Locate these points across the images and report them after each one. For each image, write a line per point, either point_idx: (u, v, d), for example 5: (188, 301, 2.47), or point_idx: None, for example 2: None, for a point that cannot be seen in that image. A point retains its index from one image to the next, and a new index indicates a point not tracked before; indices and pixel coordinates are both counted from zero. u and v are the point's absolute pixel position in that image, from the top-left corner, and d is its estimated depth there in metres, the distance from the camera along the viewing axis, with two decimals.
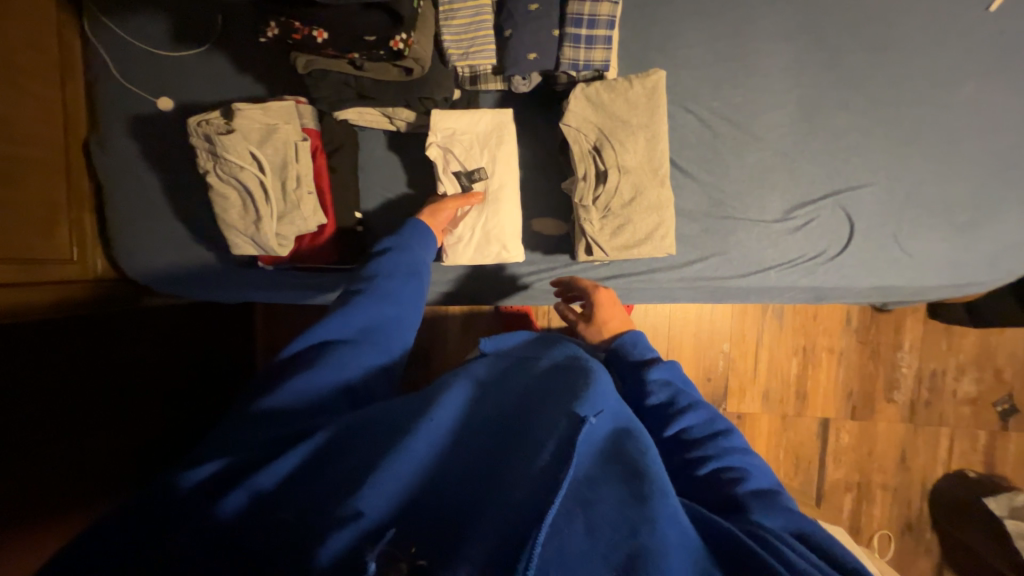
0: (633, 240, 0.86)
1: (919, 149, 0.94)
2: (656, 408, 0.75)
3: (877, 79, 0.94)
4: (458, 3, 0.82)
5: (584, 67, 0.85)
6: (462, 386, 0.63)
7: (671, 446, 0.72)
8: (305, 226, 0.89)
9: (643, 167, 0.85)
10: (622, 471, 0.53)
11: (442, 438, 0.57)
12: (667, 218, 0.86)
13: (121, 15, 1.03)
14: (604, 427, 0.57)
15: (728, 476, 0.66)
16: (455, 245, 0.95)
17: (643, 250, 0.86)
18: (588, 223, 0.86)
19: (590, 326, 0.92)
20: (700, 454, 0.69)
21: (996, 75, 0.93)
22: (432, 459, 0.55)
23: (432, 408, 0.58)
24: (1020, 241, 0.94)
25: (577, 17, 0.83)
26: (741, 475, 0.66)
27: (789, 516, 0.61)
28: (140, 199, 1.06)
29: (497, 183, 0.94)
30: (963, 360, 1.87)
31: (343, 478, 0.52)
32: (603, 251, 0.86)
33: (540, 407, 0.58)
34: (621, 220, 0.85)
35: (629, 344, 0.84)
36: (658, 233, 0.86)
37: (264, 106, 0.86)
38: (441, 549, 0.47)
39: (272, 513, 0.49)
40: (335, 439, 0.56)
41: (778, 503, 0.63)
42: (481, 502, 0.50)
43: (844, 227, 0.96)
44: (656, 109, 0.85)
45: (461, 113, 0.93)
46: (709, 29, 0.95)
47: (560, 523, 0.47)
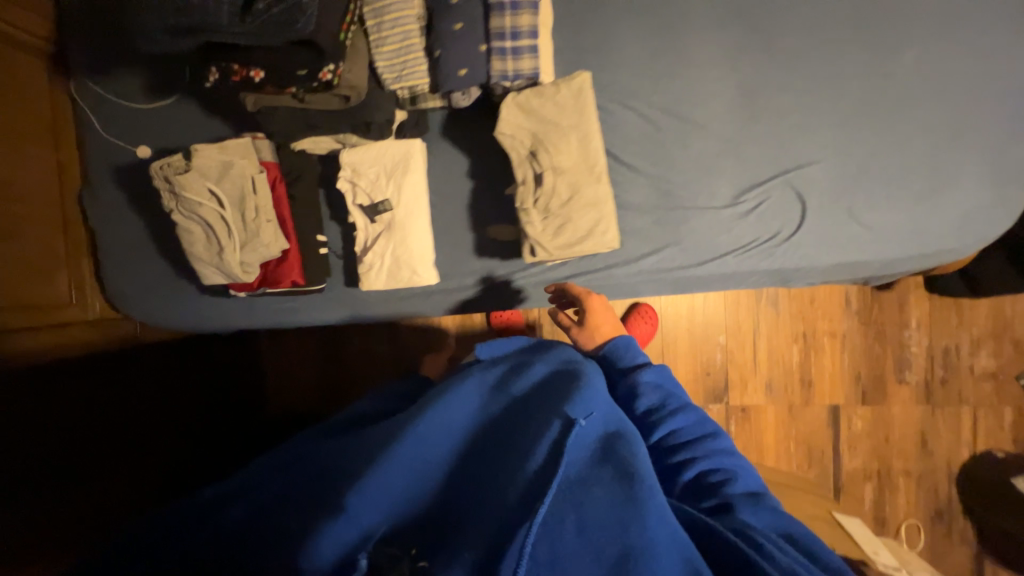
0: (575, 238, 0.88)
1: (867, 120, 0.93)
2: (643, 414, 0.75)
3: (817, 54, 0.94)
4: (387, 30, 0.86)
5: (514, 76, 0.89)
6: (464, 394, 0.68)
7: (656, 451, 0.73)
8: (266, 252, 0.94)
9: (578, 168, 0.87)
10: (613, 472, 0.55)
11: (437, 448, 0.62)
12: (607, 213, 0.88)
13: (103, 76, 1.13)
14: (596, 434, 0.60)
15: (714, 478, 0.67)
16: (368, 274, 1.00)
17: (586, 248, 0.88)
18: (530, 225, 0.88)
19: (582, 332, 0.91)
20: (688, 456, 0.70)
21: (939, 37, 0.90)
22: (425, 465, 0.59)
23: (427, 415, 0.63)
24: (984, 204, 0.91)
25: (500, 31, 0.86)
26: (727, 476, 0.67)
27: (778, 517, 0.62)
28: (131, 241, 1.15)
29: (403, 211, 0.98)
30: (978, 334, 1.78)
31: (339, 485, 0.55)
32: (547, 251, 0.88)
33: (531, 416, 0.63)
34: (561, 220, 0.88)
35: (622, 348, 0.84)
36: (598, 230, 0.88)
37: (221, 144, 0.93)
38: (439, 550, 0.52)
39: (270, 513, 0.53)
40: (336, 456, 0.61)
41: (767, 503, 0.64)
42: (474, 508, 0.55)
43: (795, 207, 0.94)
44: (586, 109, 0.87)
45: (369, 146, 0.96)
46: (641, 27, 0.98)
47: (552, 523, 0.50)
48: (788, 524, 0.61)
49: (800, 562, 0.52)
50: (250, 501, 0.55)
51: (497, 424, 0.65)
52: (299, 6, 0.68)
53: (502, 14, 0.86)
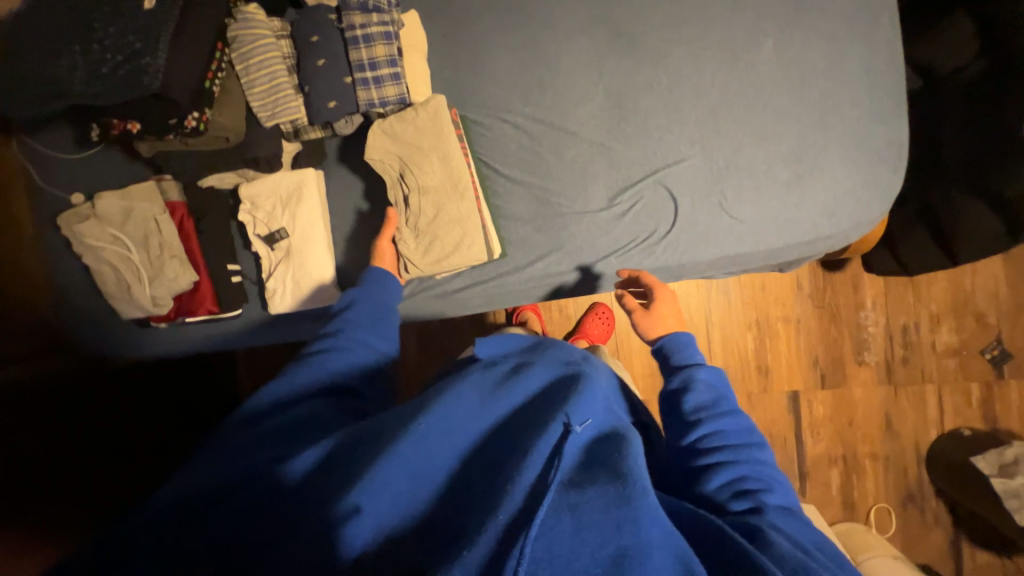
0: (443, 253, 0.94)
1: (734, 112, 0.93)
2: (689, 412, 0.69)
3: (678, 53, 0.95)
4: (254, 72, 0.92)
5: (380, 104, 0.94)
6: (467, 383, 0.61)
7: (686, 451, 0.67)
8: (174, 285, 1.02)
9: (443, 186, 0.94)
10: (610, 471, 0.50)
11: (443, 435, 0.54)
12: (471, 229, 0.94)
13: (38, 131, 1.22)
14: (599, 438, 0.56)
15: (749, 485, 0.62)
16: (273, 299, 1.06)
17: (458, 260, 0.94)
18: (403, 243, 0.95)
19: (648, 317, 0.87)
20: (724, 459, 0.64)
21: (795, 27, 0.91)
22: (426, 466, 0.51)
23: (428, 411, 0.55)
24: (851, 188, 0.91)
25: (359, 63, 0.91)
26: (764, 486, 0.62)
27: (806, 536, 0.58)
28: (73, 277, 1.21)
29: (299, 237, 1.04)
30: (937, 309, 1.73)
31: (333, 485, 0.48)
32: (417, 267, 0.95)
33: (538, 415, 0.56)
34: (429, 238, 0.94)
35: (681, 344, 0.79)
36: (467, 243, 0.94)
37: (123, 190, 1.01)
38: (438, 543, 0.45)
39: (284, 502, 0.48)
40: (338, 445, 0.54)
41: (798, 519, 0.59)
42: (485, 496, 0.48)
43: (668, 205, 0.96)
44: (443, 130, 0.93)
45: (263, 179, 1.03)
46: (511, 41, 1.01)
47: (548, 523, 0.44)
48: (816, 546, 0.57)
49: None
50: (244, 478, 0.50)
51: (504, 411, 0.59)
52: (142, 65, 0.78)
53: (358, 46, 0.90)
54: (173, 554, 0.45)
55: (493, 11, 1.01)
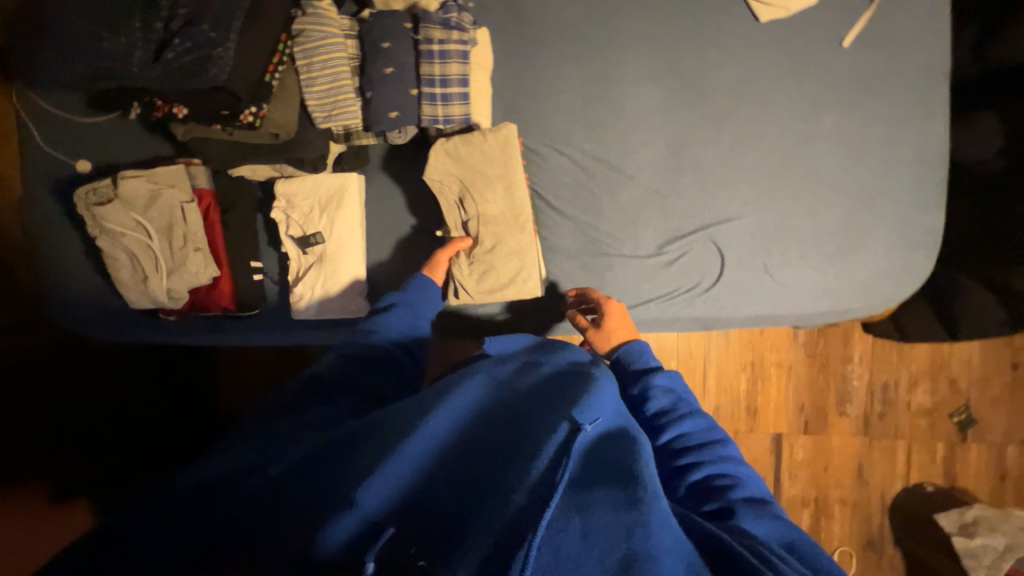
0: (498, 283, 0.95)
1: (786, 179, 0.96)
2: (654, 416, 0.73)
3: (740, 113, 0.97)
4: (317, 70, 0.87)
5: (444, 121, 0.91)
6: (468, 389, 0.62)
7: (663, 453, 0.70)
8: (193, 280, 0.96)
9: (502, 216, 0.94)
10: (620, 473, 0.52)
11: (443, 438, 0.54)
12: (529, 262, 0.95)
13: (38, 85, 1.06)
14: (604, 437, 0.57)
15: (719, 483, 0.65)
16: (299, 304, 1.01)
17: (512, 292, 0.96)
18: (457, 267, 0.96)
19: (600, 334, 0.86)
20: (694, 459, 0.67)
21: (855, 106, 0.95)
22: (427, 461, 0.52)
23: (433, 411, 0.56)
24: (889, 268, 0.95)
25: (430, 78, 0.88)
26: (734, 481, 0.65)
27: (779, 523, 0.60)
28: (65, 254, 1.09)
29: (334, 244, 0.99)
30: (915, 370, 1.75)
31: (341, 481, 0.47)
32: (469, 293, 0.96)
33: (542, 413, 0.57)
34: (485, 266, 0.95)
35: (636, 352, 0.80)
36: (521, 275, 0.95)
37: (149, 173, 0.93)
38: (438, 548, 0.43)
39: (281, 504, 0.46)
40: (332, 450, 0.52)
41: (768, 509, 0.62)
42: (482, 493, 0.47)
43: (715, 261, 0.98)
44: (509, 159, 0.93)
45: (304, 178, 0.97)
46: (579, 74, 1.00)
47: (556, 526, 0.44)
48: (794, 533, 0.59)
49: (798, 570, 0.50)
50: (259, 483, 0.48)
51: (504, 414, 0.59)
52: (212, 56, 0.75)
53: (432, 61, 0.87)
54: (183, 555, 0.41)
55: (564, 42, 1.00)
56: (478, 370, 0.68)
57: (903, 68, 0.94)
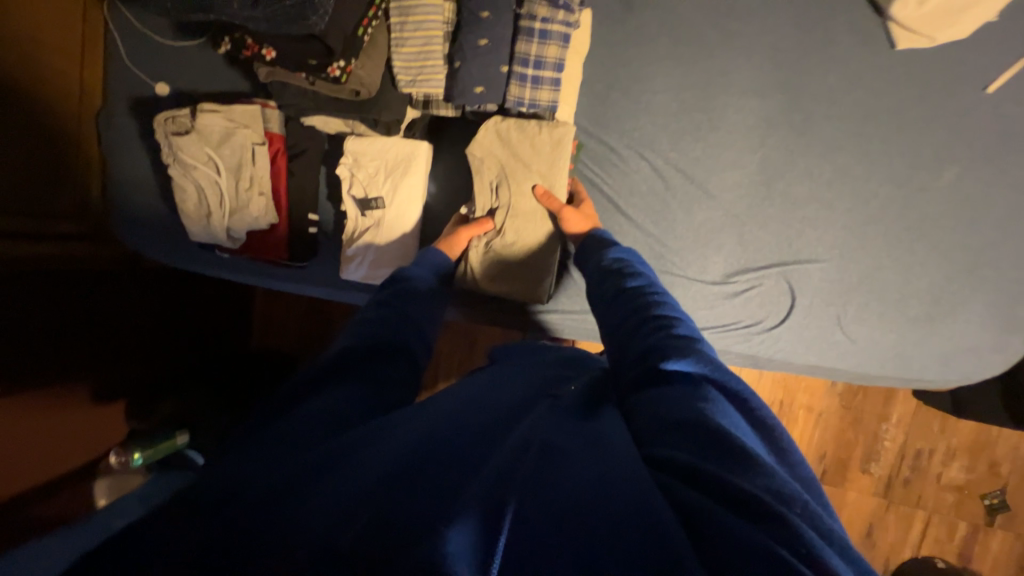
0: (507, 278, 0.92)
1: (884, 229, 0.88)
2: (605, 280, 0.69)
3: (851, 148, 0.88)
4: (409, 31, 0.83)
5: (529, 105, 0.86)
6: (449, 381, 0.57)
7: (609, 308, 0.65)
8: (253, 224, 0.96)
9: (532, 214, 0.89)
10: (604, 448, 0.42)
11: (436, 418, 0.45)
12: (544, 268, 0.90)
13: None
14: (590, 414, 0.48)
15: (651, 326, 0.56)
16: (349, 264, 1.00)
17: (516, 291, 0.92)
18: (474, 250, 0.92)
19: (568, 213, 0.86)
20: (628, 311, 0.61)
21: (983, 164, 0.84)
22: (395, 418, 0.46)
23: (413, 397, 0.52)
24: (975, 345, 0.88)
25: (524, 57, 0.83)
26: (666, 323, 0.56)
27: (705, 357, 0.49)
28: (133, 173, 1.10)
29: (394, 211, 0.96)
30: (956, 445, 1.65)
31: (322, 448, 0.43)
32: (475, 279, 0.93)
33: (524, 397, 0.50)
34: (498, 258, 0.91)
35: (594, 239, 0.80)
36: (534, 281, 0.91)
37: (227, 109, 0.93)
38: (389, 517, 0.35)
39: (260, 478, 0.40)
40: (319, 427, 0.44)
41: (696, 347, 0.51)
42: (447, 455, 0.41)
43: (784, 301, 0.92)
44: (558, 159, 0.87)
45: (374, 138, 0.94)
46: (679, 76, 0.92)
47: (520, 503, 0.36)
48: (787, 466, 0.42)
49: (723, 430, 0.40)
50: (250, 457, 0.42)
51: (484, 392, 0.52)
52: (313, 3, 0.73)
53: (530, 40, 0.82)
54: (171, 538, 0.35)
55: (672, 39, 0.92)
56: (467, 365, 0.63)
57: None
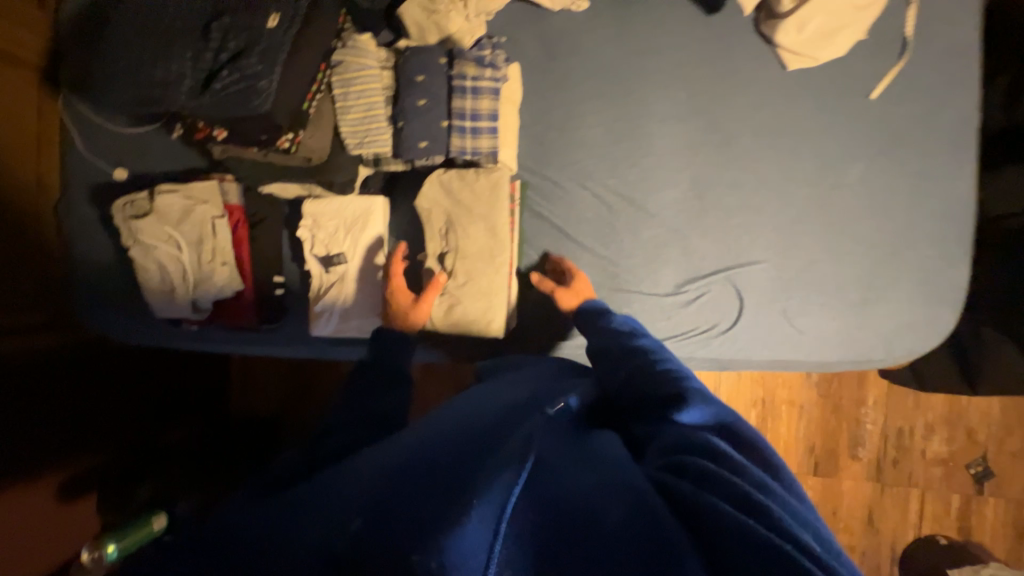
0: (465, 318, 0.96)
1: (811, 226, 0.96)
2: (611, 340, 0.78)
3: (768, 157, 0.97)
4: (352, 100, 0.90)
5: (472, 153, 0.93)
6: (451, 405, 0.67)
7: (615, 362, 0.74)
8: (219, 293, 0.98)
9: (481, 254, 0.96)
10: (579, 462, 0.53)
11: (435, 442, 0.54)
12: (498, 304, 0.96)
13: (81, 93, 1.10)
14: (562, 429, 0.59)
15: (666, 382, 0.66)
16: (318, 320, 1.02)
17: (474, 329, 0.97)
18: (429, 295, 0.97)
19: (567, 292, 0.92)
20: (637, 367, 0.70)
21: (883, 158, 0.94)
22: (408, 446, 0.55)
23: (418, 425, 0.61)
24: (911, 322, 0.94)
25: (461, 111, 0.90)
26: (679, 378, 0.66)
27: (714, 409, 0.61)
28: (96, 257, 1.11)
29: (356, 265, 1.01)
30: (932, 419, 1.71)
31: (347, 480, 0.51)
32: (433, 322, 0.97)
33: (510, 415, 0.60)
34: (453, 300, 0.96)
35: (594, 310, 0.86)
36: (488, 316, 0.97)
37: (184, 188, 0.96)
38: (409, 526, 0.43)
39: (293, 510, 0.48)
40: (396, 452, 0.54)
41: (707, 399, 0.62)
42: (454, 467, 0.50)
43: (733, 303, 0.98)
44: (498, 201, 0.95)
45: (330, 199, 0.99)
46: (607, 112, 1.02)
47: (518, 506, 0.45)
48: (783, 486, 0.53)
49: (738, 470, 0.50)
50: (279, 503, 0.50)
51: (476, 414, 0.62)
52: (256, 88, 0.79)
53: (465, 96, 0.90)
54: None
55: (595, 80, 1.02)
56: (462, 392, 0.73)
57: (934, 122, 0.94)
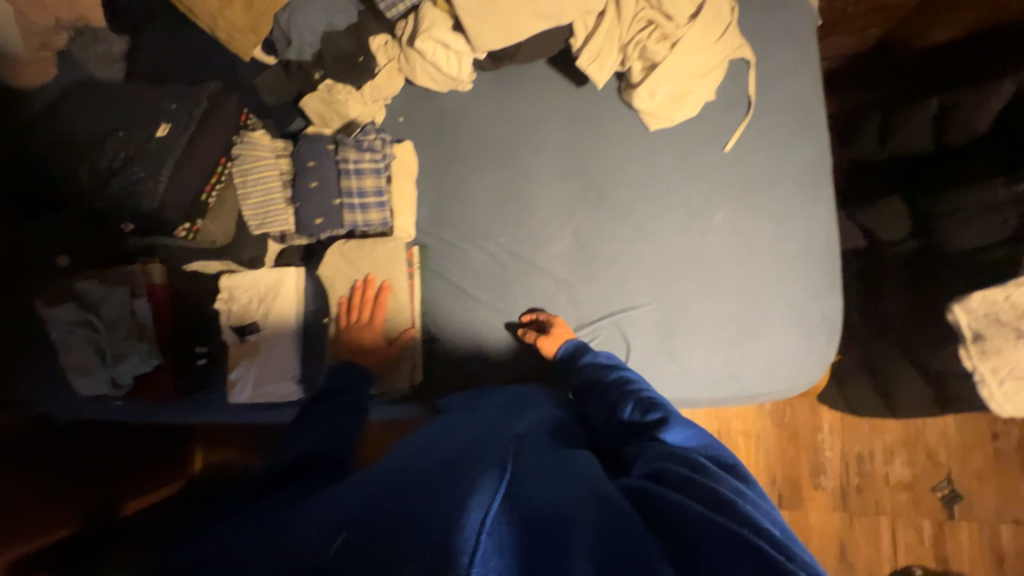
0: None
1: (686, 269, 1.02)
2: (598, 384, 0.86)
3: (640, 208, 1.05)
4: (250, 187, 1.01)
5: (363, 225, 1.04)
6: (437, 446, 0.71)
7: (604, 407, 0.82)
8: (141, 368, 1.04)
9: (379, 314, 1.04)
10: (556, 480, 0.57)
11: (428, 485, 0.58)
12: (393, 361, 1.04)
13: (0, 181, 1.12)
14: (542, 455, 0.63)
15: (646, 414, 0.73)
16: (234, 387, 1.08)
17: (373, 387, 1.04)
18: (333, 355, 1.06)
19: (547, 338, 0.99)
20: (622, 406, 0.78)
21: (742, 204, 1.02)
22: (406, 488, 0.58)
23: (412, 466, 0.64)
24: (789, 353, 0.99)
25: (348, 190, 1.01)
26: (659, 408, 0.74)
27: (691, 433, 0.68)
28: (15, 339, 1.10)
29: (268, 333, 1.07)
30: (890, 441, 1.68)
31: (345, 529, 0.54)
32: None
33: (492, 446, 0.64)
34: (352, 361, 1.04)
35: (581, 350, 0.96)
36: (389, 373, 1.04)
37: (108, 273, 1.04)
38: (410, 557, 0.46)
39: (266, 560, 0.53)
40: (397, 493, 0.57)
41: (682, 422, 0.69)
42: (446, 497, 0.53)
43: (620, 347, 1.02)
44: (394, 266, 1.05)
45: (244, 272, 1.06)
46: (493, 177, 1.11)
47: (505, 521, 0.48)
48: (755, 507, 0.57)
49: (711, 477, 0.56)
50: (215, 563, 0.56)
51: (464, 451, 0.66)
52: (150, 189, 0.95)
53: (350, 177, 1.01)
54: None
55: (482, 149, 1.12)
56: (448, 431, 0.77)
57: (783, 169, 1.02)
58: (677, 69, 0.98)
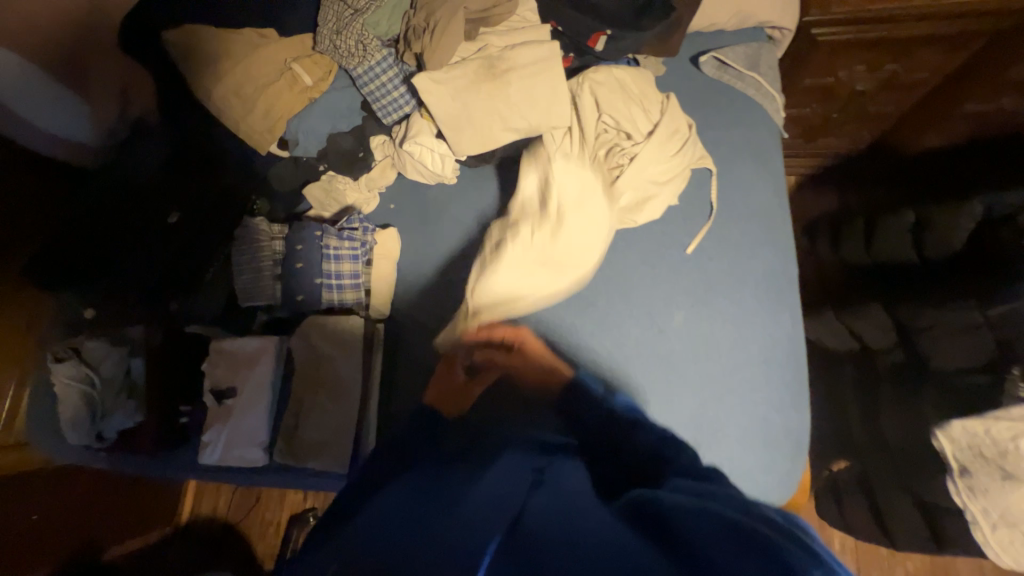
0: (313, 452, 1.04)
1: (645, 370, 1.01)
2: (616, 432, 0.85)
3: (605, 303, 1.05)
4: (242, 266, 1.15)
5: (339, 303, 1.16)
6: (440, 467, 0.74)
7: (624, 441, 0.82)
8: (126, 421, 1.11)
9: (335, 387, 1.07)
10: (555, 504, 0.61)
11: (430, 504, 0.64)
12: (346, 437, 1.04)
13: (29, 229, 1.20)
14: (550, 476, 0.67)
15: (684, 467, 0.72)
16: (206, 450, 1.12)
17: (316, 463, 1.03)
18: (287, 428, 1.06)
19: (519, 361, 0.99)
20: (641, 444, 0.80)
21: (702, 306, 1.03)
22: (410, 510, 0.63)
23: (422, 487, 0.69)
24: (747, 469, 0.95)
25: (327, 273, 1.14)
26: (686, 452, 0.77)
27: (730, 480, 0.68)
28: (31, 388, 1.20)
29: (243, 398, 1.12)
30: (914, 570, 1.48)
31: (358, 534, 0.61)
32: (285, 454, 1.04)
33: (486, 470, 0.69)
34: (307, 433, 1.05)
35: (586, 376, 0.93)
36: (342, 449, 1.04)
37: (115, 334, 1.15)
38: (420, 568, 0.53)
39: None
40: (406, 513, 0.62)
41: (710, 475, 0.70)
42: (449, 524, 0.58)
43: None
44: (351, 340, 1.10)
45: (231, 340, 1.15)
46: (468, 261, 1.15)
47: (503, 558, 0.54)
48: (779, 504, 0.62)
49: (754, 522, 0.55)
50: None
51: (453, 479, 0.69)
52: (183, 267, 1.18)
53: (330, 262, 1.14)
54: None
55: (460, 235, 1.18)
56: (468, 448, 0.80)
57: (745, 275, 1.03)
58: (636, 178, 1.05)
